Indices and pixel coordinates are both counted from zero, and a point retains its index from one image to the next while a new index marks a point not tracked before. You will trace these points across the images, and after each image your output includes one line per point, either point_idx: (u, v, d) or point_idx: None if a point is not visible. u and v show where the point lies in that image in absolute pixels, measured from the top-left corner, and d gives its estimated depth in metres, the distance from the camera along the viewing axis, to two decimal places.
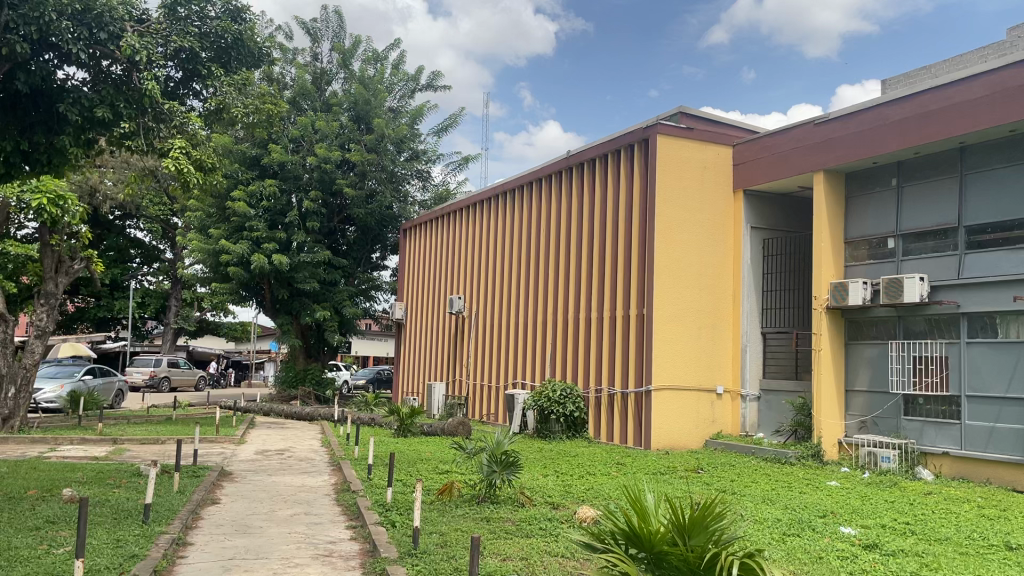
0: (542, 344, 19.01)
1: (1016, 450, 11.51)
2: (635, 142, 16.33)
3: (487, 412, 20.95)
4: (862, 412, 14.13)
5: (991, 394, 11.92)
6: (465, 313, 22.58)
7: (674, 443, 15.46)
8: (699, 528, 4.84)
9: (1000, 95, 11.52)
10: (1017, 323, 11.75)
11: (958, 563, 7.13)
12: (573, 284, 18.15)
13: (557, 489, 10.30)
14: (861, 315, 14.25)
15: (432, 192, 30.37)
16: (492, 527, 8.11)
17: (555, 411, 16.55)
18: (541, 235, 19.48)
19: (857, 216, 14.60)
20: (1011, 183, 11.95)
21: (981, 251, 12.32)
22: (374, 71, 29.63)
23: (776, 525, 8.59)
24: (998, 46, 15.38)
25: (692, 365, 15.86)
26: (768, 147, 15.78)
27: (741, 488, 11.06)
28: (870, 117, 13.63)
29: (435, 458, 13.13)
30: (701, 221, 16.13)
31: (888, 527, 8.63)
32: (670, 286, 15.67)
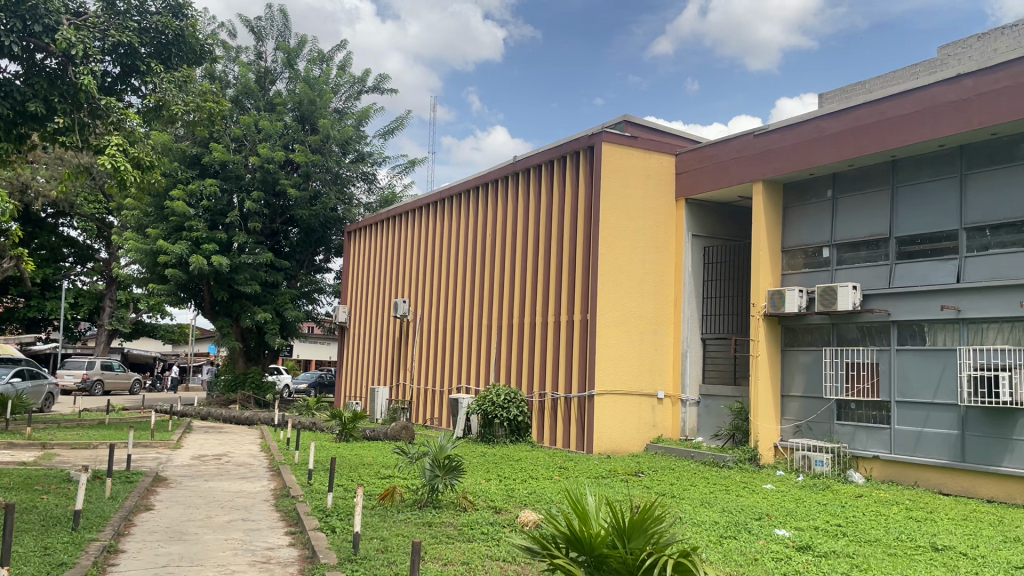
0: (487, 349, 19.02)
1: (942, 454, 11.94)
2: (581, 149, 16.49)
3: (431, 417, 20.86)
4: (797, 417, 14.50)
5: (920, 400, 12.34)
6: (410, 317, 22.46)
7: (616, 447, 15.64)
8: (638, 531, 4.95)
9: (931, 110, 11.98)
10: (943, 331, 12.20)
11: (887, 564, 7.39)
12: (518, 289, 18.20)
13: (500, 493, 10.31)
14: (797, 322, 14.62)
15: (378, 195, 30.15)
16: (434, 532, 8.08)
17: (499, 416, 16.50)
18: (487, 240, 19.50)
19: (794, 226, 14.99)
20: (940, 196, 12.42)
21: (911, 262, 12.76)
22: (320, 71, 29.32)
23: (713, 528, 8.74)
24: (929, 64, 16.01)
25: (634, 370, 16.06)
26: (710, 156, 16.09)
27: (681, 491, 11.23)
28: (807, 130, 14.02)
29: (378, 463, 13.04)
30: (644, 227, 16.35)
31: (820, 529, 8.89)
32: (613, 291, 15.85)
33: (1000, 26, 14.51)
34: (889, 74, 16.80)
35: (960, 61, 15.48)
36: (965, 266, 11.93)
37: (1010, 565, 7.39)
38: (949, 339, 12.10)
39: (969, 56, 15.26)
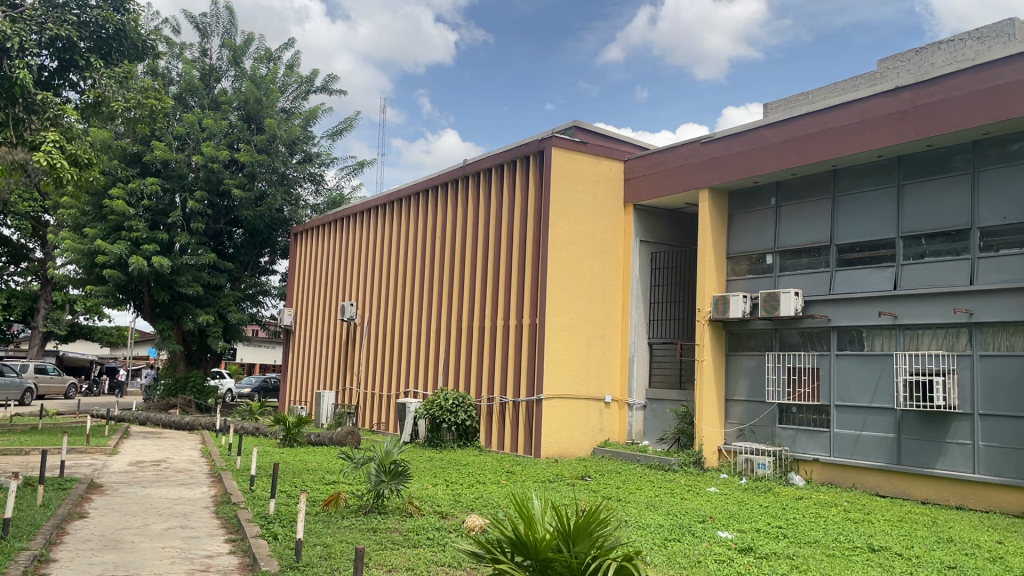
0: (434, 353, 18.93)
1: (879, 457, 12.25)
2: (531, 153, 16.55)
3: (378, 421, 20.67)
4: (740, 420, 14.74)
5: (858, 403, 12.65)
6: (358, 320, 22.22)
7: (563, 451, 15.70)
8: (583, 534, 4.98)
9: (870, 122, 12.31)
10: (881, 336, 12.53)
11: (826, 565, 7.54)
12: (466, 294, 18.16)
13: (446, 498, 10.24)
14: (741, 328, 14.87)
15: (326, 196, 29.86)
16: (379, 538, 7.98)
17: (447, 420, 16.41)
18: (436, 244, 19.42)
19: (738, 233, 15.25)
20: (878, 205, 12.77)
21: (851, 269, 13.09)
22: (267, 70, 28.87)
23: (658, 531, 8.81)
24: (869, 76, 16.44)
25: (582, 374, 16.15)
26: (657, 163, 16.28)
27: (626, 494, 11.31)
28: (751, 139, 14.28)
29: (322, 468, 12.86)
30: (593, 233, 16.47)
31: (762, 531, 9.04)
32: (562, 296, 15.92)
33: (936, 41, 15.00)
34: (830, 85, 17.23)
35: (898, 74, 15.95)
36: (902, 274, 12.27)
37: (944, 565, 7.60)
38: (886, 345, 12.44)
39: (907, 69, 15.73)
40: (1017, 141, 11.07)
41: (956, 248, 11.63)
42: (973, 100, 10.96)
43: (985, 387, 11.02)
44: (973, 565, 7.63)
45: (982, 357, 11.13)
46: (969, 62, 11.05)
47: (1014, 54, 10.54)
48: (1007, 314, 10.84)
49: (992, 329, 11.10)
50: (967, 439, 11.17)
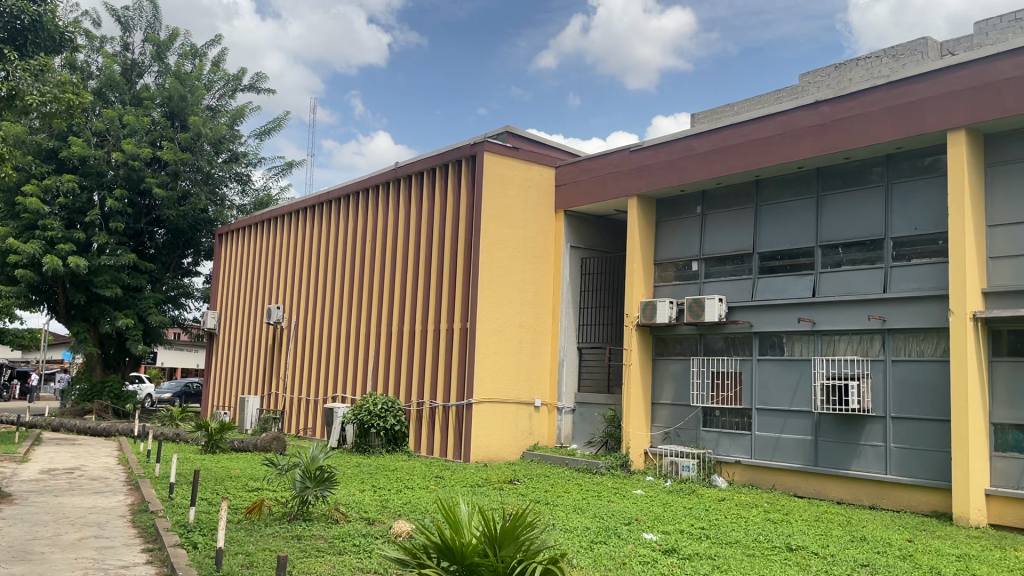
0: (363, 358, 18.75)
1: (798, 459, 12.64)
2: (463, 157, 16.53)
3: (304, 427, 20.33)
4: (666, 423, 15.00)
5: (778, 407, 13.04)
6: (284, 323, 21.79)
7: (493, 455, 15.71)
8: (510, 538, 5.01)
9: (791, 134, 12.72)
10: (800, 342, 12.94)
11: (746, 564, 7.74)
12: (396, 298, 18.02)
13: (373, 504, 10.14)
14: (667, 333, 15.15)
15: (252, 197, 29.31)
16: (303, 546, 7.86)
17: (375, 425, 16.26)
18: (366, 247, 19.22)
19: (665, 240, 15.54)
20: (798, 215, 13.20)
21: (772, 276, 13.49)
22: (192, 66, 28.15)
23: (585, 534, 8.88)
24: (792, 89, 16.96)
25: (512, 378, 16.20)
26: (587, 170, 16.48)
27: (554, 498, 11.40)
28: (678, 148, 14.58)
29: (245, 475, 12.58)
30: (524, 238, 16.55)
31: (685, 532, 9.23)
32: (493, 301, 15.96)
33: (854, 57, 15.58)
34: (755, 97, 17.72)
35: (819, 89, 16.51)
36: (820, 281, 12.70)
37: (857, 563, 7.88)
38: (805, 350, 12.85)
39: (826, 84, 16.30)
40: (929, 155, 11.59)
41: (871, 257, 12.12)
42: (889, 114, 11.43)
43: (897, 391, 11.50)
44: (884, 562, 7.93)
45: (894, 361, 11.59)
46: (885, 78, 11.52)
47: (927, 72, 11.04)
48: (918, 321, 11.32)
49: (904, 334, 11.57)
50: (880, 440, 11.63)
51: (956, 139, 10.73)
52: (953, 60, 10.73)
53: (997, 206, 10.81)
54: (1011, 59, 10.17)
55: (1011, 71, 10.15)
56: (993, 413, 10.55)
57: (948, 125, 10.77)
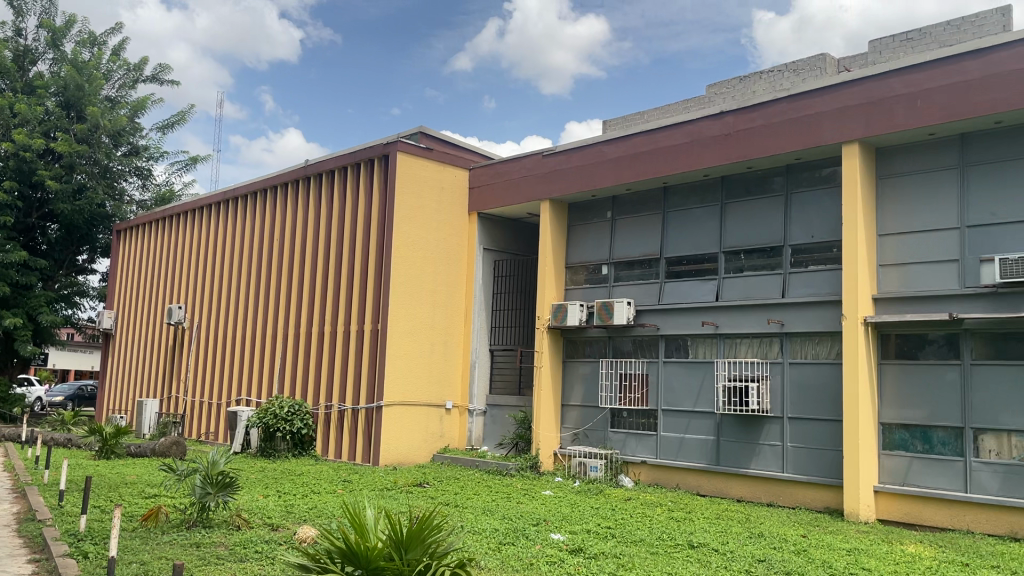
0: (269, 359, 18.28)
1: (700, 459, 13.01)
2: (375, 157, 16.36)
3: (205, 431, 19.72)
4: (575, 425, 15.18)
5: (682, 408, 13.39)
6: (186, 324, 21.08)
7: (402, 458, 15.58)
8: (416, 541, 5.02)
9: (698, 143, 13.09)
10: (704, 344, 13.32)
11: (649, 562, 7.89)
12: (304, 299, 17.66)
13: (277, 510, 9.90)
14: (578, 335, 15.34)
15: (153, 192, 28.25)
16: (202, 554, 7.62)
17: (281, 429, 15.83)
18: (273, 247, 18.78)
19: (577, 244, 15.75)
20: (704, 221, 13.59)
21: (678, 280, 13.84)
22: (89, 55, 26.94)
23: (493, 535, 8.92)
24: (699, 100, 17.46)
25: (424, 380, 16.10)
26: (500, 173, 16.54)
27: (464, 500, 11.37)
28: (589, 154, 14.80)
29: (142, 481, 12.08)
30: (437, 239, 16.49)
31: (592, 532, 9.36)
32: (405, 303, 15.82)
33: (758, 71, 16.15)
34: (664, 106, 18.17)
35: (724, 100, 17.05)
36: (724, 285, 13.11)
37: (755, 558, 8.16)
38: (708, 352, 13.24)
39: (732, 96, 16.84)
40: (826, 166, 12.11)
41: (771, 263, 12.60)
42: (790, 126, 11.89)
43: (794, 392, 11.98)
44: (780, 557, 8.23)
45: (792, 364, 12.06)
46: (786, 92, 11.98)
47: (824, 87, 11.54)
48: (814, 325, 11.81)
49: (800, 338, 12.06)
50: (777, 440, 12.09)
51: (851, 152, 11.24)
52: (848, 76, 11.25)
53: (887, 216, 11.40)
54: (902, 77, 10.74)
55: (901, 89, 10.73)
56: (882, 414, 11.11)
57: (844, 138, 11.28)
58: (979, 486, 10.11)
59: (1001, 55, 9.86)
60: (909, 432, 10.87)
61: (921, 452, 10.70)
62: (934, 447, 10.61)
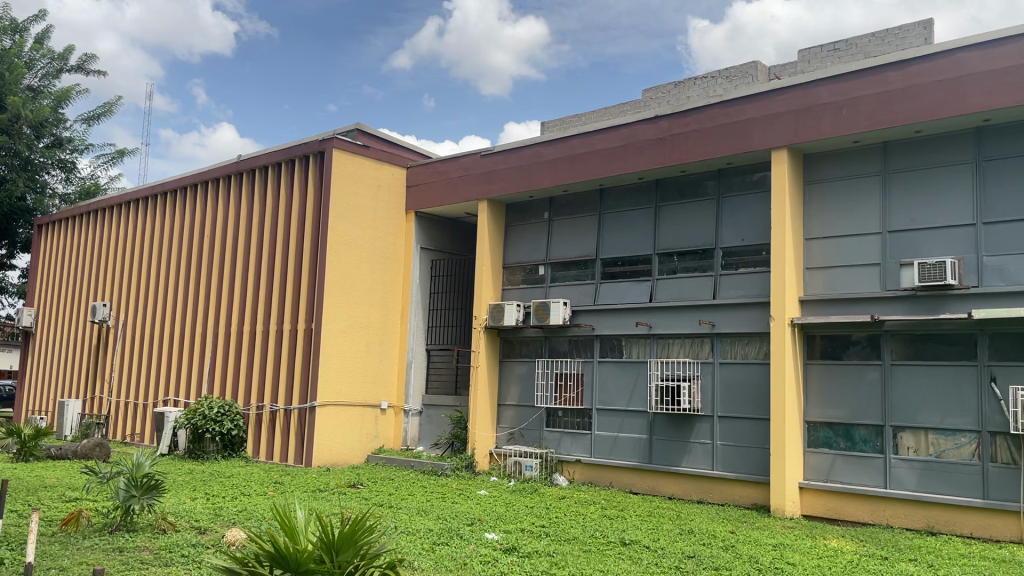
0: (198, 358, 17.85)
1: (633, 457, 13.20)
2: (310, 153, 16.13)
3: (131, 432, 19.15)
4: (511, 424, 15.22)
5: (616, 407, 13.57)
6: (111, 322, 20.43)
7: (336, 459, 15.39)
8: (348, 543, 4.97)
9: (633, 146, 13.28)
10: (637, 345, 13.52)
11: (582, 560, 7.96)
12: (235, 297, 17.31)
13: (206, 513, 9.69)
14: (514, 335, 15.39)
15: (77, 186, 27.29)
16: (125, 558, 7.41)
17: (210, 430, 15.45)
18: (204, 243, 18.35)
19: (514, 244, 15.80)
20: (638, 223, 13.79)
21: (613, 281, 14.01)
22: (10, 42, 25.90)
23: (426, 535, 8.89)
24: (635, 103, 17.71)
25: (359, 380, 15.94)
26: (437, 172, 16.48)
27: (398, 501, 11.30)
28: (527, 154, 14.86)
29: (62, 485, 11.66)
30: (373, 238, 16.34)
31: (525, 531, 9.40)
32: (339, 302, 15.64)
33: (692, 77, 16.46)
34: (600, 109, 18.36)
35: (660, 104, 17.32)
36: (657, 287, 13.33)
37: (684, 555, 8.32)
38: (641, 352, 13.44)
39: (666, 100, 17.12)
40: (757, 171, 12.42)
41: (703, 265, 12.86)
42: (722, 132, 12.15)
43: (724, 392, 12.25)
44: (709, 553, 8.41)
45: (722, 364, 12.33)
46: (719, 98, 12.23)
47: (755, 94, 11.83)
48: (743, 326, 12.10)
49: (731, 339, 12.33)
50: (707, 438, 12.35)
51: (780, 157, 11.55)
52: (778, 84, 11.55)
53: (814, 221, 11.75)
54: (829, 86, 11.08)
55: (829, 97, 11.06)
56: (807, 412, 11.45)
57: (774, 144, 11.59)
58: (898, 482, 10.49)
59: (922, 66, 10.26)
60: (833, 430, 11.22)
61: (843, 449, 11.07)
62: (856, 444, 10.98)
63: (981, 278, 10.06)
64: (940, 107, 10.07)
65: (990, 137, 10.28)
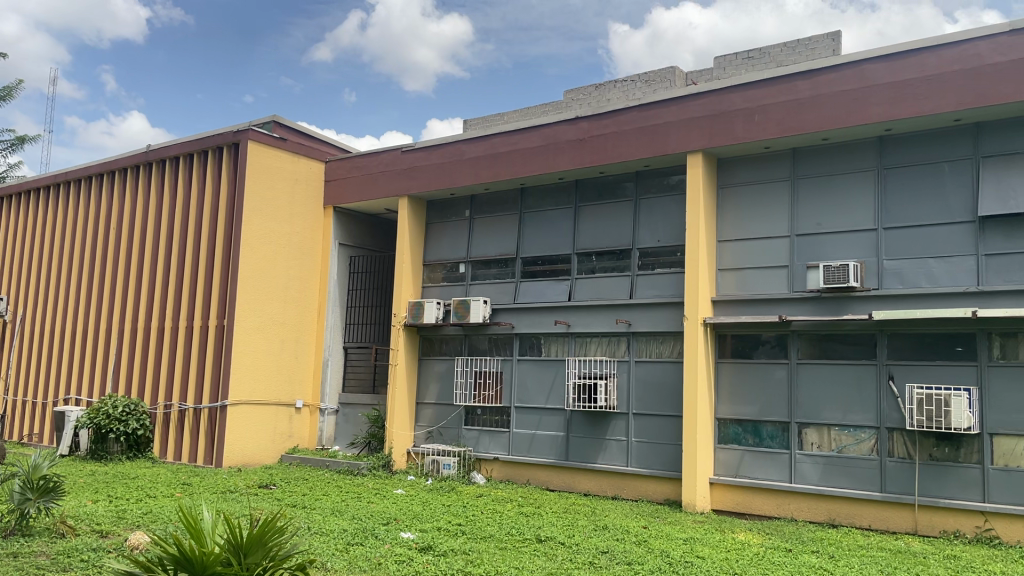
0: (103, 355, 17.16)
1: (550, 454, 13.32)
2: (224, 144, 15.70)
3: (29, 433, 18.27)
4: (429, 423, 15.15)
5: (534, 405, 13.67)
6: (8, 316, 19.43)
7: (247, 460, 15.02)
8: (257, 545, 4.85)
9: (553, 147, 13.38)
10: (556, 343, 13.64)
11: (498, 557, 7.99)
12: (142, 292, 16.69)
13: (109, 516, 9.30)
14: (433, 333, 15.32)
15: None
16: (20, 564, 7.05)
17: (114, 430, 14.87)
18: (110, 235, 17.65)
19: (434, 241, 15.73)
20: (558, 223, 13.92)
21: (533, 280, 14.11)
22: None
23: (340, 535, 8.76)
24: (557, 105, 17.85)
25: (273, 378, 15.59)
26: (357, 167, 16.26)
27: (312, 501, 11.09)
28: (448, 152, 14.80)
29: None
30: (290, 233, 16.02)
31: (441, 529, 9.37)
32: (253, 297, 15.27)
33: (612, 80, 16.69)
34: (522, 109, 18.45)
35: (581, 106, 17.52)
36: (576, 286, 13.49)
37: (598, 550, 8.43)
38: (559, 351, 13.58)
39: (587, 102, 17.33)
40: (673, 174, 12.70)
41: (620, 265, 13.07)
42: (640, 134, 12.37)
43: (639, 390, 12.48)
44: (622, 548, 8.55)
45: (638, 362, 12.57)
46: (637, 101, 12.44)
47: (671, 98, 12.07)
48: (658, 325, 12.35)
49: (646, 338, 12.58)
50: (622, 435, 12.57)
51: (695, 161, 11.82)
52: (693, 89, 11.83)
53: (726, 223, 12.06)
54: (742, 93, 11.40)
55: (741, 104, 11.39)
56: (718, 410, 11.77)
57: (689, 148, 11.86)
58: (802, 476, 10.89)
59: (830, 76, 10.66)
60: (742, 426, 11.55)
61: (751, 445, 11.42)
62: (763, 440, 11.34)
63: (881, 281, 10.53)
64: (846, 116, 10.49)
65: (891, 146, 10.77)
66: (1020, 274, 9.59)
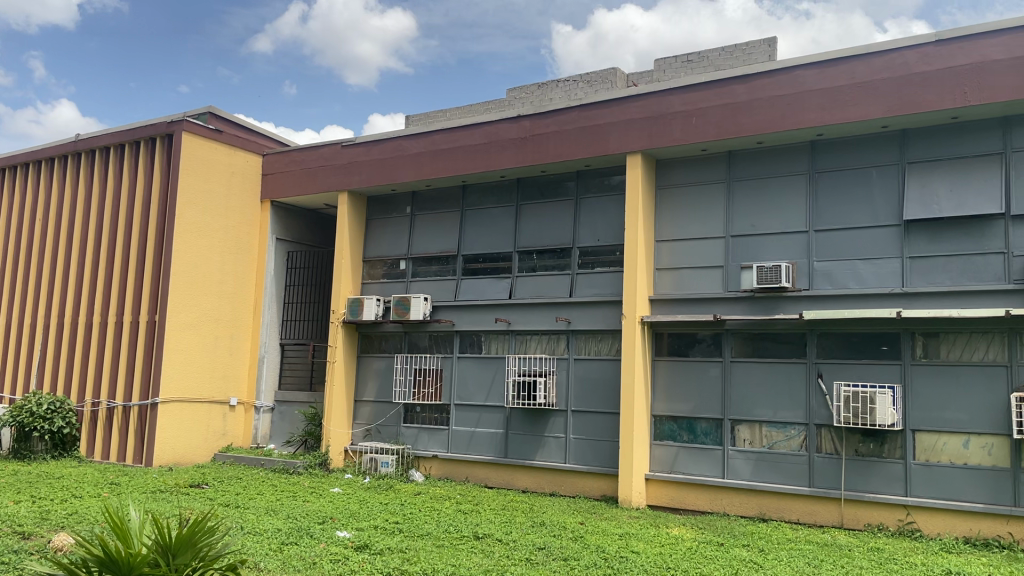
0: (28, 350, 16.57)
1: (489, 451, 13.35)
2: (157, 134, 15.29)
3: None
4: (368, 420, 15.02)
5: (474, 402, 13.68)
6: None
7: (178, 458, 14.68)
8: (186, 545, 4.76)
9: (495, 144, 13.39)
10: (496, 340, 13.67)
11: (434, 555, 7.98)
12: (70, 285, 16.18)
13: (32, 517, 8.98)
14: (373, 330, 15.19)
15: None
16: None
17: (38, 428, 14.38)
18: (36, 227, 17.05)
19: (375, 237, 15.59)
20: (499, 221, 13.95)
21: (474, 277, 14.11)
22: None
23: (274, 535, 8.64)
24: (500, 102, 17.86)
25: (206, 375, 15.26)
26: (296, 160, 16.01)
27: (246, 500, 10.88)
28: (389, 147, 14.69)
29: None
30: (225, 227, 15.69)
31: (378, 528, 9.31)
32: (186, 292, 14.92)
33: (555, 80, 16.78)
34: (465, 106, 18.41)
35: (523, 104, 17.58)
36: (517, 284, 13.53)
37: (535, 547, 8.48)
38: (499, 348, 13.62)
39: (530, 101, 17.39)
40: (613, 174, 12.84)
41: (561, 264, 13.16)
42: (581, 134, 12.48)
43: (578, 387, 12.60)
44: (558, 544, 8.62)
45: (577, 360, 12.68)
46: (578, 101, 12.54)
47: (612, 99, 12.19)
48: (597, 323, 12.48)
49: (585, 335, 12.70)
50: (561, 432, 12.67)
51: (635, 162, 11.98)
52: (633, 91, 11.97)
53: (664, 224, 12.25)
54: (681, 95, 11.59)
55: (680, 106, 11.57)
56: (654, 407, 11.96)
57: (629, 148, 12.00)
58: (735, 472, 11.14)
59: (765, 81, 10.92)
60: (677, 423, 11.76)
61: (686, 442, 11.63)
62: (698, 437, 11.56)
63: (812, 281, 10.84)
64: (781, 120, 10.76)
65: (823, 151, 11.07)
66: (942, 277, 9.97)
